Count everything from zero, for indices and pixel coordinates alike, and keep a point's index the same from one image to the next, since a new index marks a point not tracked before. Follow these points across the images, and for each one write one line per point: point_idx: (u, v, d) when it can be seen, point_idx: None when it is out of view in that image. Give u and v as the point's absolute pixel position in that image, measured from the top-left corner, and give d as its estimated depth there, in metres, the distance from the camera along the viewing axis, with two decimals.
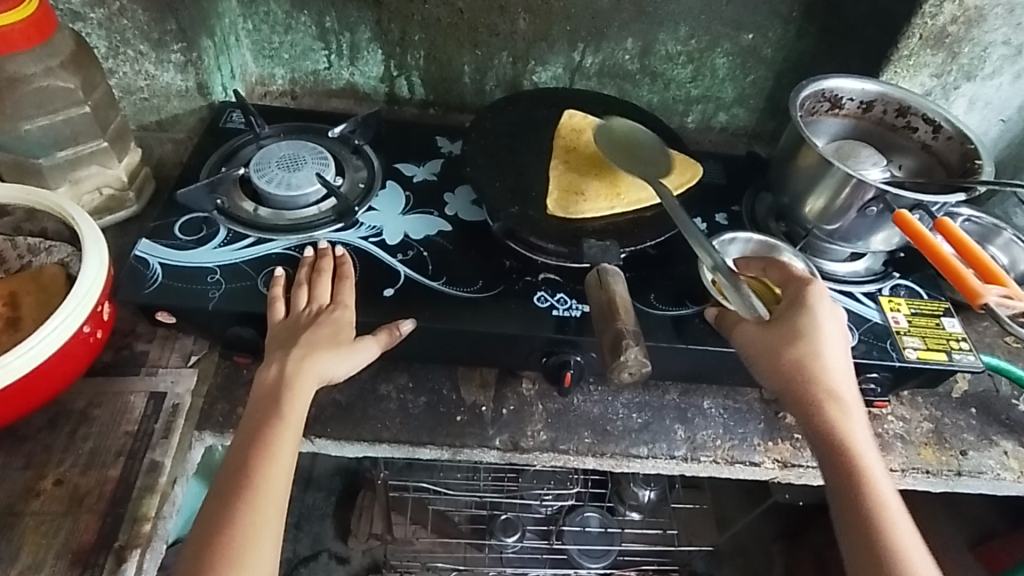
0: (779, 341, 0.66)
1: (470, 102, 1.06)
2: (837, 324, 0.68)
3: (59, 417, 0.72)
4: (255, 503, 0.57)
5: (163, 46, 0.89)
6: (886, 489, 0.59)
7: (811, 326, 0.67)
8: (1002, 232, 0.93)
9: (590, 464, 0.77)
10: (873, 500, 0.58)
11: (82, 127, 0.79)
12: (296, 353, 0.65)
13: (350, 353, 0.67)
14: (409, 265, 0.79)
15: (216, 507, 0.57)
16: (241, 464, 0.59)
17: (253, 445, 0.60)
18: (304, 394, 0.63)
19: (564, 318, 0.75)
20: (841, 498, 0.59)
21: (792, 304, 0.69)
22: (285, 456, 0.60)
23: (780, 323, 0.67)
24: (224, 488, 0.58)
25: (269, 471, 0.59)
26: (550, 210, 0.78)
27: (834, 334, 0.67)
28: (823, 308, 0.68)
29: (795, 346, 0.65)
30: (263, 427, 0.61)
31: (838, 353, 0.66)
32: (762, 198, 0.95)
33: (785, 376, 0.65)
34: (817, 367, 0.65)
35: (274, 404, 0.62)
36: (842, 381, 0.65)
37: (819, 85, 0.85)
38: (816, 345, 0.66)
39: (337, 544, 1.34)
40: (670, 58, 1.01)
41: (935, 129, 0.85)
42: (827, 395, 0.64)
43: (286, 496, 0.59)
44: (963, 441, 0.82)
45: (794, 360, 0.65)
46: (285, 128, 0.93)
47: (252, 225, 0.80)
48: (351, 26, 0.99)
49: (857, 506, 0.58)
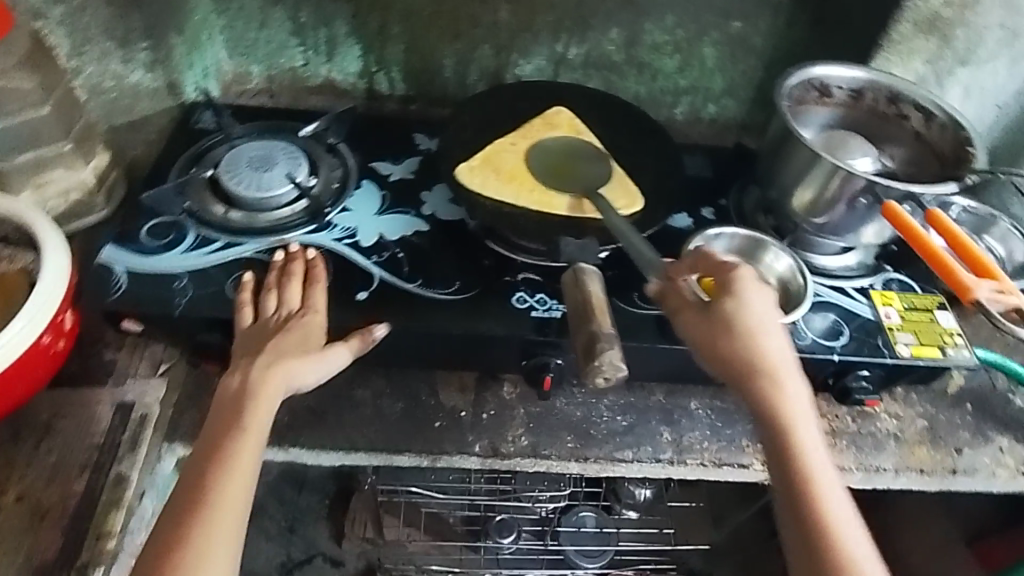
0: (714, 329, 0.61)
1: (452, 97, 1.03)
2: (767, 304, 0.62)
3: (23, 429, 0.70)
4: (208, 521, 0.54)
5: (129, 44, 0.88)
6: (831, 486, 0.56)
7: (743, 312, 0.61)
8: (999, 222, 0.90)
9: (573, 469, 0.75)
10: (818, 505, 0.55)
11: (43, 128, 0.76)
12: (262, 358, 0.63)
13: (320, 359, 0.64)
14: (384, 267, 0.77)
15: (166, 522, 0.55)
16: (197, 478, 0.57)
17: (211, 457, 0.58)
18: (270, 402, 0.61)
19: (544, 320, 0.73)
20: (784, 504, 0.56)
21: (722, 287, 0.62)
22: (244, 469, 0.57)
23: (712, 310, 0.62)
24: (178, 503, 0.56)
25: (226, 485, 0.56)
26: (458, 170, 0.78)
27: (768, 321, 0.61)
28: (752, 290, 0.62)
29: (727, 338, 0.60)
30: (223, 439, 0.59)
31: (773, 334, 0.61)
32: (751, 190, 0.92)
33: (722, 364, 0.60)
34: (751, 358, 0.59)
35: (236, 414, 0.60)
36: (784, 363, 0.60)
37: (807, 71, 0.82)
38: (750, 334, 0.60)
39: (331, 547, 1.31)
40: (655, 48, 0.98)
41: (928, 117, 0.82)
42: (771, 387, 0.59)
43: (245, 509, 0.57)
44: (959, 438, 0.79)
45: (733, 354, 0.60)
46: (257, 126, 0.90)
47: (224, 228, 0.77)
48: (327, 21, 0.96)
49: (801, 516, 0.55)
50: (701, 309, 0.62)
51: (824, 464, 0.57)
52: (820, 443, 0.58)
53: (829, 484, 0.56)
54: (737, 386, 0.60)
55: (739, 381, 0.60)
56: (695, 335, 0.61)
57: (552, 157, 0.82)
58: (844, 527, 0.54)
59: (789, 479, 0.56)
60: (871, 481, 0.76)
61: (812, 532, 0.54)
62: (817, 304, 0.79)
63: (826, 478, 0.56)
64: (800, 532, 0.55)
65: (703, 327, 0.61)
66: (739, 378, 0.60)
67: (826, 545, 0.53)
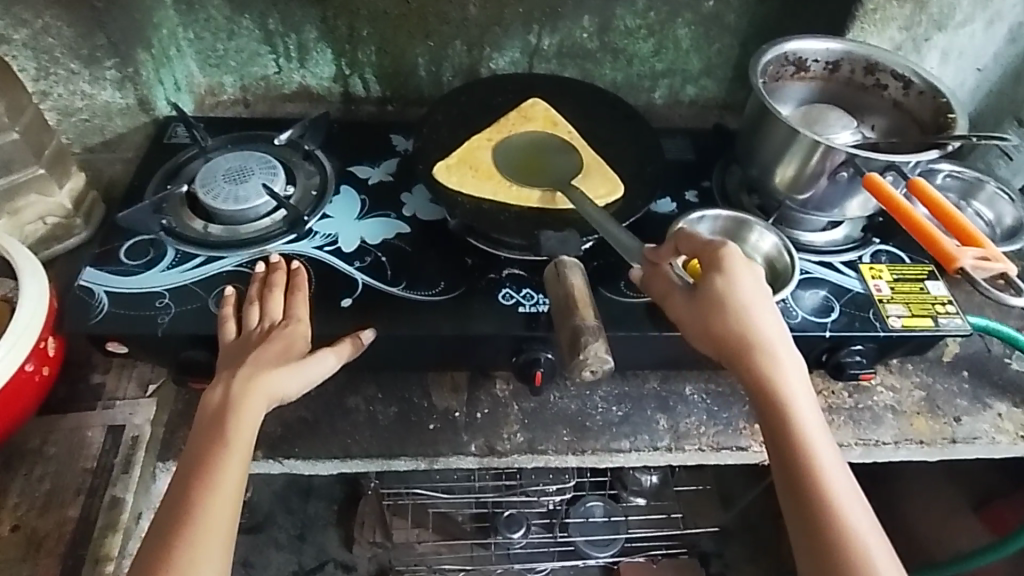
0: (705, 310, 0.61)
1: (429, 95, 1.02)
2: (757, 280, 0.62)
3: (13, 458, 0.69)
4: (194, 538, 0.54)
5: (96, 63, 0.86)
6: (829, 457, 0.56)
7: (733, 288, 0.60)
8: (985, 186, 0.90)
9: (571, 462, 0.74)
10: (816, 476, 0.55)
11: (14, 154, 0.76)
12: (244, 371, 0.62)
13: (303, 367, 0.63)
14: (367, 272, 0.76)
15: (153, 540, 0.55)
16: (181, 496, 0.56)
17: (195, 474, 0.57)
18: (253, 416, 0.60)
19: (532, 315, 0.72)
20: (781, 475, 0.56)
21: (711, 264, 0.62)
22: (230, 483, 0.57)
23: (701, 288, 0.61)
24: (163, 521, 0.55)
25: (210, 503, 0.56)
26: (435, 169, 0.77)
27: (758, 294, 0.61)
28: (742, 266, 0.61)
29: (720, 313, 0.60)
30: (206, 456, 0.58)
31: (764, 309, 0.61)
32: (733, 170, 0.91)
33: (714, 338, 0.60)
34: (743, 332, 0.59)
35: (219, 429, 0.59)
36: (776, 337, 0.60)
37: (781, 48, 0.81)
38: (742, 309, 0.60)
39: (342, 553, 1.30)
40: (629, 33, 0.97)
41: (906, 85, 0.82)
42: (763, 362, 0.59)
43: (232, 523, 0.56)
44: (957, 406, 0.79)
45: (724, 329, 0.60)
46: (231, 138, 0.89)
47: (203, 244, 0.77)
48: (296, 27, 0.95)
49: (800, 492, 0.55)
50: (691, 290, 0.62)
51: (821, 435, 0.57)
52: (819, 418, 0.58)
53: (827, 454, 0.56)
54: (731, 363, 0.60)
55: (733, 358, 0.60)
56: (684, 316, 0.62)
57: (529, 151, 0.81)
58: (843, 497, 0.54)
59: (786, 451, 0.56)
60: (872, 455, 0.75)
61: (811, 506, 0.54)
62: (806, 281, 0.78)
63: (824, 449, 0.56)
64: (797, 503, 0.54)
65: (692, 307, 0.62)
66: (731, 355, 0.60)
67: (825, 514, 0.53)
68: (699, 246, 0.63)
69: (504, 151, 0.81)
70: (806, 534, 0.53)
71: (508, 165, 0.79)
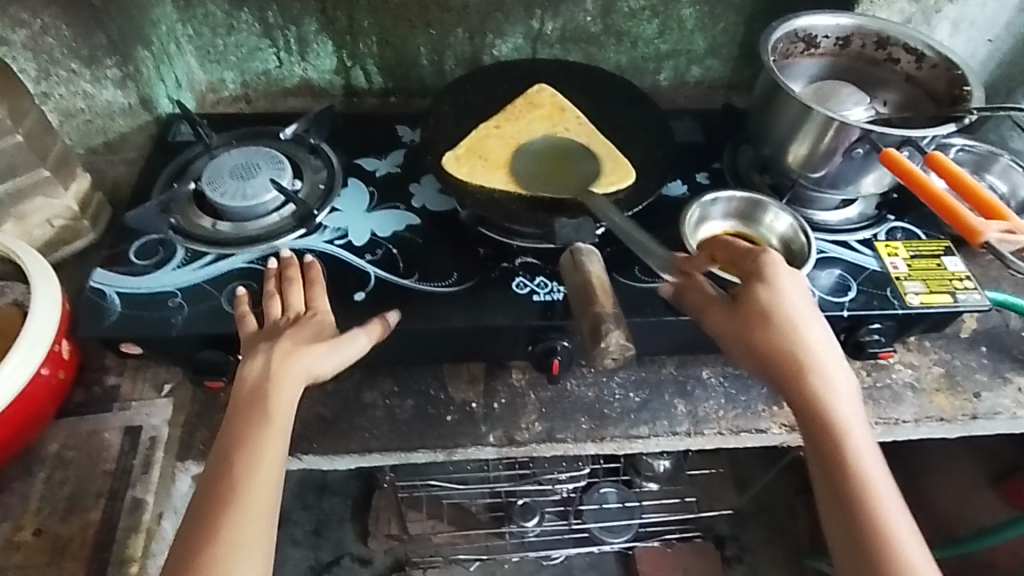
0: (749, 321, 0.60)
1: (432, 85, 1.01)
2: (804, 293, 0.61)
3: (33, 464, 0.69)
4: (236, 516, 0.54)
5: (96, 62, 0.85)
6: (876, 472, 0.55)
7: (779, 303, 0.60)
8: (999, 158, 0.88)
9: (590, 450, 0.74)
10: (865, 499, 0.54)
11: (18, 158, 0.75)
12: (280, 350, 0.61)
13: (338, 347, 0.63)
14: (379, 265, 0.75)
15: (193, 519, 0.54)
16: (220, 477, 0.55)
17: (233, 456, 0.56)
18: (290, 395, 0.60)
19: (547, 304, 0.72)
20: (828, 498, 0.55)
21: (754, 274, 0.62)
22: (270, 460, 0.57)
23: (745, 301, 0.61)
24: (201, 504, 0.55)
25: (250, 484, 0.55)
26: (443, 160, 0.76)
27: (806, 308, 0.61)
28: (787, 278, 0.61)
29: (766, 327, 0.59)
30: (243, 438, 0.57)
31: (812, 326, 0.60)
32: (744, 151, 0.90)
33: (759, 350, 0.59)
34: (789, 344, 0.59)
35: (256, 410, 0.59)
36: (824, 356, 0.59)
37: (791, 24, 0.79)
38: (787, 320, 0.60)
39: (358, 547, 1.31)
40: (633, 14, 0.96)
41: (918, 58, 0.80)
42: (811, 380, 0.58)
43: (274, 500, 0.56)
44: (976, 382, 0.78)
45: (770, 341, 0.59)
46: (235, 135, 0.89)
47: (212, 242, 0.76)
48: (295, 19, 0.93)
49: (846, 509, 0.54)
50: (734, 300, 0.62)
51: (869, 449, 0.56)
52: (867, 433, 0.57)
53: (877, 476, 0.55)
54: (776, 373, 0.59)
55: (778, 371, 0.59)
56: (725, 330, 0.61)
57: (537, 138, 0.80)
58: (891, 515, 0.53)
59: (834, 474, 0.55)
60: (892, 434, 0.75)
61: (857, 522, 0.53)
62: (822, 261, 0.77)
63: (874, 473, 0.55)
64: (843, 520, 0.54)
65: (735, 322, 0.61)
66: (776, 372, 0.59)
67: (872, 532, 0.52)
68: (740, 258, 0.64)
69: (512, 139, 0.80)
70: (853, 559, 0.53)
71: (521, 155, 0.78)
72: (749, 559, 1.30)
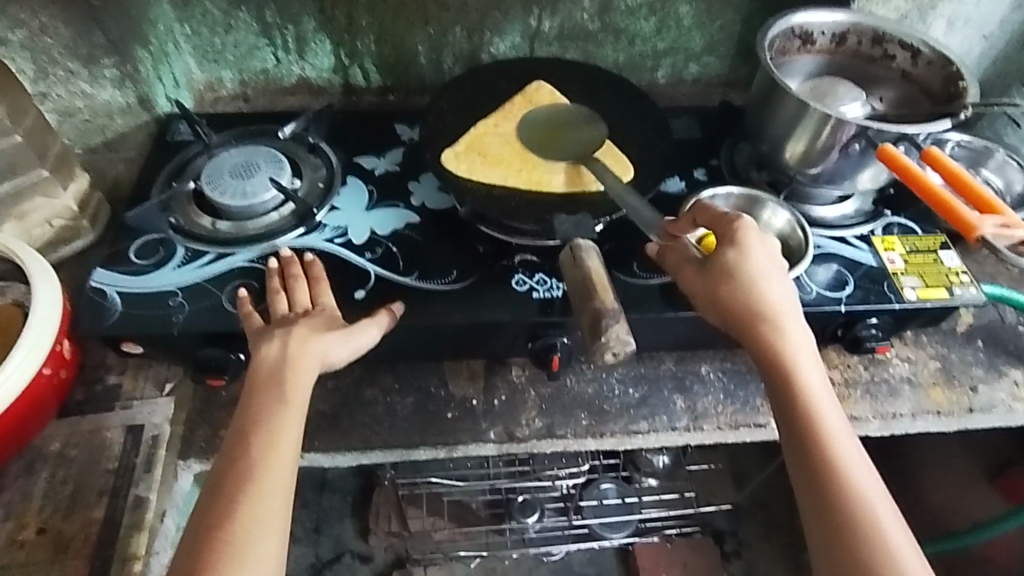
0: (716, 281, 0.61)
1: (430, 83, 1.01)
2: (770, 252, 0.62)
3: (35, 462, 0.70)
4: (255, 493, 0.53)
5: (94, 61, 0.85)
6: (835, 423, 0.56)
7: (745, 262, 0.61)
8: (994, 154, 0.89)
9: (590, 446, 0.75)
10: (823, 441, 0.55)
11: (17, 158, 0.75)
12: (296, 336, 0.62)
13: (352, 335, 0.64)
14: (379, 263, 0.76)
15: (210, 498, 0.53)
16: (240, 454, 0.55)
17: (252, 434, 0.56)
18: (307, 377, 0.60)
19: (546, 300, 0.72)
20: (790, 444, 0.56)
21: (725, 237, 0.62)
22: (288, 440, 0.56)
23: (714, 262, 0.62)
24: (221, 480, 0.54)
25: (270, 461, 0.55)
26: (443, 157, 0.77)
27: (769, 265, 0.61)
28: (755, 240, 0.62)
29: (731, 286, 0.60)
30: (263, 416, 0.57)
31: (775, 282, 0.61)
32: (742, 147, 0.90)
33: (723, 309, 0.60)
34: (752, 301, 0.60)
35: (275, 389, 0.59)
36: (785, 309, 0.60)
37: (788, 21, 0.80)
38: (750, 278, 0.60)
39: (358, 543, 1.31)
40: (631, 12, 0.96)
41: (914, 55, 0.81)
42: (773, 332, 0.59)
43: (291, 479, 0.55)
44: (972, 376, 0.79)
45: (734, 299, 0.60)
46: (234, 134, 0.89)
47: (212, 241, 0.76)
48: (293, 18, 0.93)
49: (807, 459, 0.55)
50: (702, 261, 0.63)
51: (828, 402, 0.57)
52: (826, 386, 0.58)
53: (835, 426, 0.56)
54: (739, 331, 0.60)
55: (740, 327, 0.60)
56: (694, 288, 0.62)
57: (537, 135, 0.80)
58: (850, 464, 0.54)
59: (795, 419, 0.57)
60: (889, 428, 0.76)
61: (816, 471, 0.54)
62: (819, 256, 0.78)
63: (831, 418, 0.56)
64: (805, 471, 0.55)
65: (703, 280, 0.62)
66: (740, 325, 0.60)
67: (831, 481, 0.54)
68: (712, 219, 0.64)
69: (512, 136, 0.80)
70: (813, 498, 0.54)
71: (520, 152, 0.78)
72: (748, 554, 1.31)
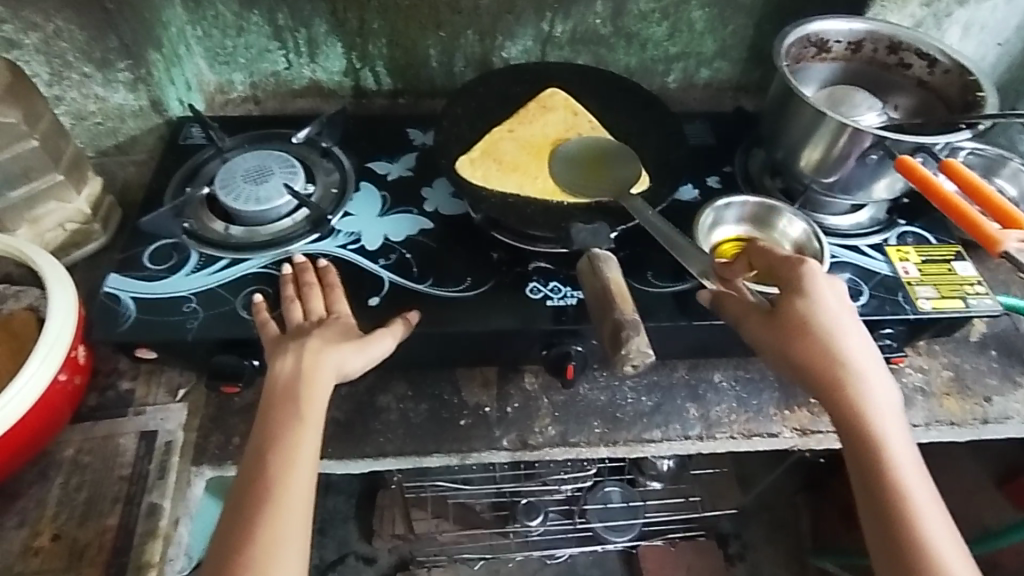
0: (790, 332, 0.60)
1: (441, 86, 1.01)
2: (842, 302, 0.61)
3: (50, 468, 0.70)
4: (275, 514, 0.53)
5: (108, 65, 0.84)
6: (914, 480, 0.55)
7: (819, 315, 0.60)
8: (1008, 163, 0.88)
9: (603, 454, 0.75)
10: (905, 508, 0.54)
11: (32, 162, 0.74)
12: (310, 349, 0.62)
13: (367, 345, 0.64)
14: (393, 270, 0.76)
15: (230, 520, 0.53)
16: (257, 473, 0.55)
17: (269, 452, 0.56)
18: (323, 391, 0.60)
19: (561, 308, 0.72)
20: (865, 500, 0.56)
21: (793, 288, 0.61)
22: (305, 457, 0.56)
23: (785, 312, 0.61)
24: (240, 501, 0.54)
25: (287, 481, 0.54)
26: (457, 164, 0.76)
27: (843, 317, 0.60)
28: (824, 288, 0.61)
29: (806, 337, 0.59)
30: (279, 433, 0.57)
31: (850, 334, 0.60)
32: (755, 154, 0.90)
33: (794, 359, 0.59)
34: (827, 354, 0.59)
35: (290, 405, 0.58)
36: (863, 362, 0.59)
37: (805, 29, 0.80)
38: (825, 331, 0.59)
39: (363, 545, 1.32)
40: (643, 17, 0.96)
41: (931, 63, 0.81)
42: (851, 390, 0.58)
43: (310, 497, 0.55)
44: (987, 386, 0.79)
45: (808, 352, 0.59)
46: (247, 138, 0.89)
47: (226, 246, 0.76)
48: (305, 21, 0.93)
49: (884, 517, 0.54)
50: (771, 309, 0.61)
51: (907, 460, 0.56)
52: (905, 442, 0.57)
53: (913, 482, 0.55)
54: (811, 384, 0.59)
55: (815, 380, 0.59)
56: (761, 336, 0.61)
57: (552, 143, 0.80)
58: (929, 523, 0.53)
59: (871, 476, 0.56)
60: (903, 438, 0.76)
61: (895, 529, 0.53)
62: (833, 265, 0.78)
63: (914, 484, 0.55)
64: (880, 527, 0.54)
65: (775, 332, 0.60)
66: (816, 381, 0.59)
67: (907, 539, 0.53)
68: (777, 263, 0.64)
69: (526, 143, 0.80)
70: (890, 564, 0.53)
71: (534, 158, 0.78)
72: (752, 558, 1.31)
